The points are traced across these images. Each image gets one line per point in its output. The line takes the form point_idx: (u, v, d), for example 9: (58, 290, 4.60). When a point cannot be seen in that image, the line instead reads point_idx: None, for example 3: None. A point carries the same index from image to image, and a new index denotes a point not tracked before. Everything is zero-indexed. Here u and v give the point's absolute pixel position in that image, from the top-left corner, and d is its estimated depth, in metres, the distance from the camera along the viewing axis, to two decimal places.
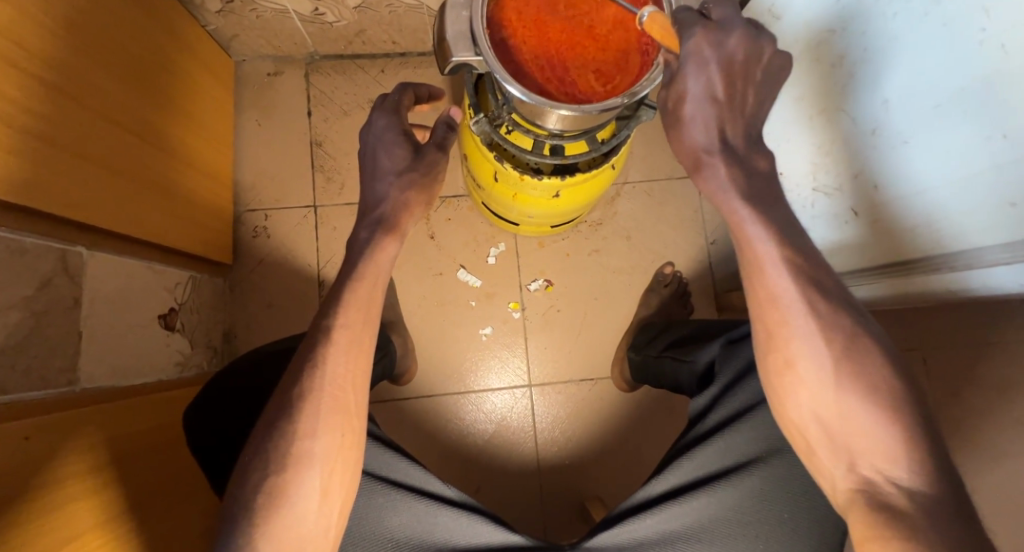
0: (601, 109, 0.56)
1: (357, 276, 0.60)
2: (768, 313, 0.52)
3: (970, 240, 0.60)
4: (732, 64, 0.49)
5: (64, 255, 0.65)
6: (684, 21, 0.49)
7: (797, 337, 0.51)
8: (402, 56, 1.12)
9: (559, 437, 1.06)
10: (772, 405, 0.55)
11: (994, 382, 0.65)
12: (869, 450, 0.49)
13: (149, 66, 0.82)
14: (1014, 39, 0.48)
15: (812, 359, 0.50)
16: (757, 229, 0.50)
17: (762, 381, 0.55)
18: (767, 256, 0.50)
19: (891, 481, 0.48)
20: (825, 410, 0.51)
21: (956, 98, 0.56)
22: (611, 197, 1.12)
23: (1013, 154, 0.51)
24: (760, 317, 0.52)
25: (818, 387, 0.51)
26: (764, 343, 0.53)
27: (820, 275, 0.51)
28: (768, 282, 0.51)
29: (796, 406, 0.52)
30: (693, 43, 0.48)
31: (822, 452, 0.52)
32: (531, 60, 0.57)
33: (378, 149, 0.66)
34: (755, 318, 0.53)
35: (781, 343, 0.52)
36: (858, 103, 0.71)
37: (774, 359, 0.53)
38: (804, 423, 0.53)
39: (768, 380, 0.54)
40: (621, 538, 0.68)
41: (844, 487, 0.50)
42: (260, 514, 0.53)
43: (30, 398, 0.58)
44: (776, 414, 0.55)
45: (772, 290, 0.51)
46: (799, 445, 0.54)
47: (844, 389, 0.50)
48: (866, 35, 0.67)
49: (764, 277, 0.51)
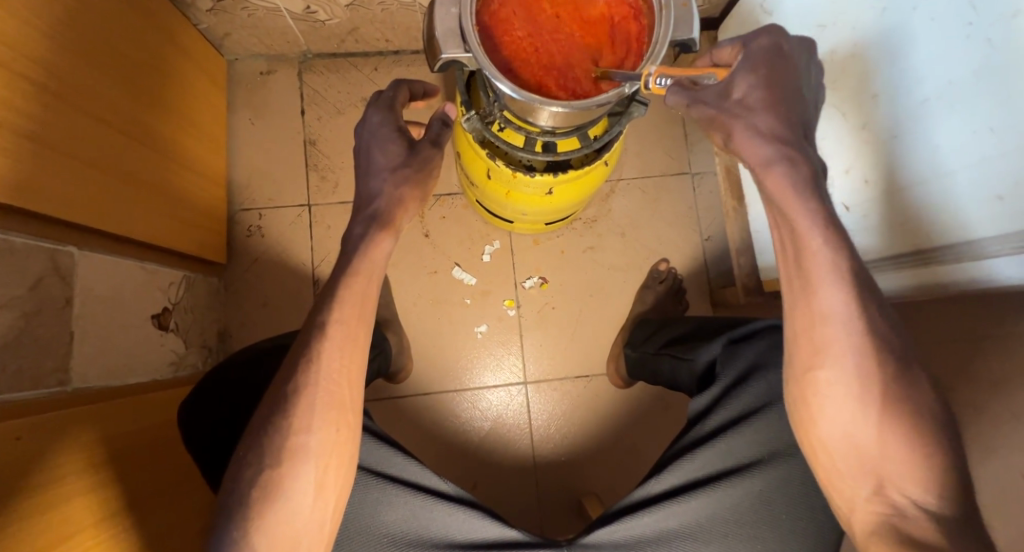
0: (591, 105, 0.54)
1: (350, 271, 0.59)
2: (812, 332, 0.52)
3: (959, 234, 0.60)
4: (792, 71, 0.51)
5: (55, 255, 0.65)
6: (765, 31, 0.52)
7: (844, 358, 0.51)
8: (395, 54, 1.12)
9: (554, 434, 1.06)
10: (797, 419, 0.56)
11: (987, 379, 0.57)
12: (896, 476, 0.50)
13: (141, 65, 0.81)
14: (1001, 33, 0.50)
15: (837, 384, 0.51)
16: (822, 244, 0.49)
17: (787, 391, 0.56)
18: (822, 274, 0.50)
19: (916, 505, 0.50)
20: (847, 427, 0.52)
21: (944, 93, 0.57)
22: (605, 194, 1.11)
23: (1002, 146, 0.52)
24: (802, 334, 0.52)
25: (842, 404, 0.51)
26: (801, 358, 0.53)
27: (843, 272, 0.50)
28: (815, 302, 0.51)
29: (828, 426, 0.53)
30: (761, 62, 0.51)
31: (850, 475, 0.52)
32: (543, 54, 0.57)
33: (372, 146, 0.65)
34: (795, 332, 0.53)
35: (822, 360, 0.52)
36: (844, 98, 0.73)
37: (813, 376, 0.53)
38: (835, 444, 0.53)
39: (798, 395, 0.54)
40: (617, 536, 0.68)
41: (864, 509, 0.52)
42: (254, 508, 0.53)
43: (23, 398, 0.58)
44: (800, 430, 0.55)
45: (823, 309, 0.51)
46: (821, 463, 0.55)
47: (881, 419, 0.51)
48: (858, 30, 0.69)
49: (814, 296, 0.51)
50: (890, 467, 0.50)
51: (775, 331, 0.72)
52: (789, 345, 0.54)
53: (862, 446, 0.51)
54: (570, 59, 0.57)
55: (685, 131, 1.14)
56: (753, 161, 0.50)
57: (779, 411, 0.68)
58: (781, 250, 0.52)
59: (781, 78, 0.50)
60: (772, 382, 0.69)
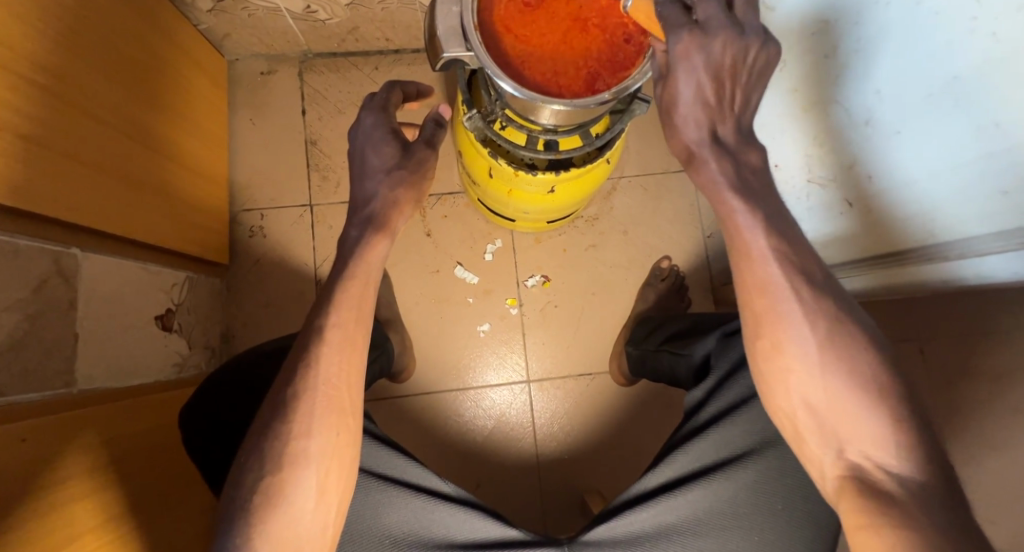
0: (592, 104, 0.55)
1: (349, 274, 0.60)
2: (755, 300, 0.51)
3: (967, 229, 0.60)
4: None
5: (58, 258, 0.65)
6: (669, 23, 0.48)
7: (787, 320, 0.51)
8: (396, 52, 1.12)
9: (558, 432, 1.06)
10: (760, 392, 0.55)
11: None
12: (855, 438, 0.50)
13: (139, 65, 0.81)
14: (1008, 27, 0.48)
15: (800, 342, 0.51)
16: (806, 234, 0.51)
17: (751, 369, 0.55)
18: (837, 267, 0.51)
19: None
20: (823, 402, 0.51)
21: (949, 87, 0.56)
22: (607, 192, 1.11)
23: (1008, 143, 0.51)
24: (746, 304, 0.52)
25: (811, 376, 0.51)
26: (753, 330, 0.53)
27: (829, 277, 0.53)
28: (757, 268, 0.51)
29: (797, 387, 0.52)
30: (680, 47, 0.47)
31: (811, 439, 0.52)
32: (593, 41, 0.56)
33: (366, 148, 0.65)
34: (740, 301, 0.53)
35: (763, 327, 0.52)
36: (848, 92, 0.70)
37: (761, 344, 0.53)
38: (793, 411, 0.53)
39: (755, 366, 0.54)
40: (617, 532, 0.68)
41: (833, 474, 0.51)
42: (256, 513, 0.53)
43: (30, 400, 0.58)
44: (763, 400, 0.55)
45: (762, 278, 0.50)
46: (787, 432, 0.55)
47: (838, 381, 0.50)
48: (855, 23, 0.66)
49: (753, 265, 0.51)
50: None
51: None
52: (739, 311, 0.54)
53: None
54: (598, 52, 0.56)
55: None
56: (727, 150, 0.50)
57: None
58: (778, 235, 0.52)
59: (711, 66, 0.48)
60: None
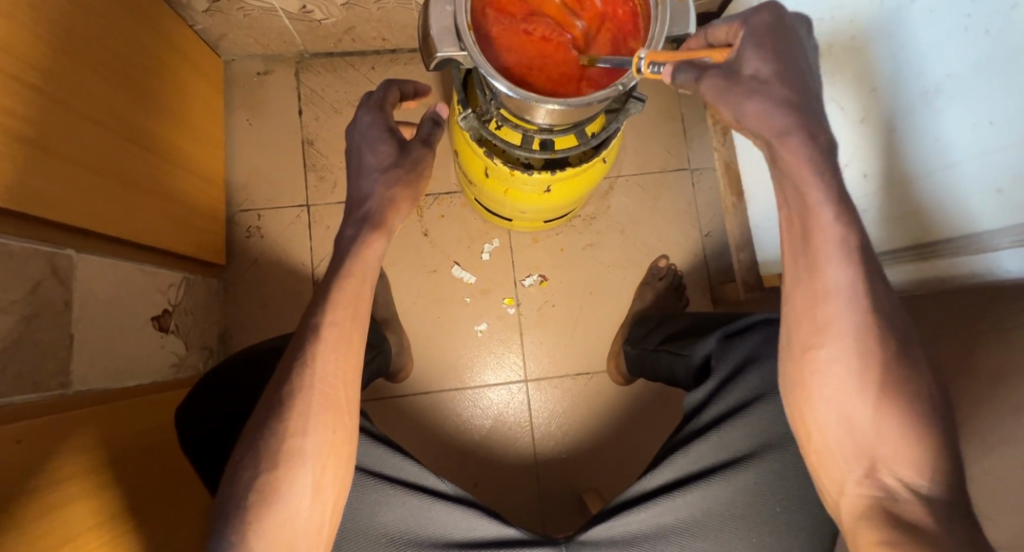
0: (591, 100, 0.54)
1: (344, 274, 0.59)
2: (814, 310, 0.52)
3: (962, 227, 0.59)
4: None
5: (54, 259, 0.65)
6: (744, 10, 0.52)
7: (840, 337, 0.51)
8: (392, 52, 1.12)
9: (556, 430, 1.06)
10: (791, 407, 0.56)
11: (988, 373, 0.59)
12: (888, 458, 0.50)
13: (132, 65, 0.80)
14: (1002, 25, 0.49)
15: (841, 361, 0.51)
16: (833, 218, 0.48)
17: (785, 378, 0.56)
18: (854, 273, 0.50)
19: (908, 488, 0.49)
20: (855, 422, 0.52)
21: (945, 83, 0.56)
22: (604, 191, 1.11)
23: (1004, 139, 0.51)
24: (805, 311, 0.52)
25: (845, 393, 0.51)
26: (802, 341, 0.53)
27: None
28: (821, 277, 0.50)
29: (828, 405, 0.53)
30: (758, 18, 0.50)
31: (841, 456, 0.53)
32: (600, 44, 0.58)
33: (362, 147, 0.65)
34: (796, 311, 0.53)
35: (821, 342, 0.52)
36: (843, 92, 0.73)
37: (812, 357, 0.53)
38: (826, 427, 0.53)
39: (794, 374, 0.54)
40: (615, 532, 0.68)
41: (853, 492, 0.52)
42: (251, 511, 0.53)
43: (26, 401, 0.58)
44: (795, 414, 0.56)
45: (833, 285, 0.50)
46: (811, 445, 0.55)
47: None
48: (855, 23, 0.68)
49: (818, 271, 0.50)
50: (886, 451, 0.50)
51: (769, 325, 0.71)
52: (787, 322, 0.55)
53: (848, 437, 0.52)
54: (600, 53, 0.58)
55: (683, 126, 1.13)
56: (768, 134, 0.48)
57: (773, 404, 0.68)
58: (789, 227, 0.51)
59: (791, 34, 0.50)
60: (767, 376, 0.69)
